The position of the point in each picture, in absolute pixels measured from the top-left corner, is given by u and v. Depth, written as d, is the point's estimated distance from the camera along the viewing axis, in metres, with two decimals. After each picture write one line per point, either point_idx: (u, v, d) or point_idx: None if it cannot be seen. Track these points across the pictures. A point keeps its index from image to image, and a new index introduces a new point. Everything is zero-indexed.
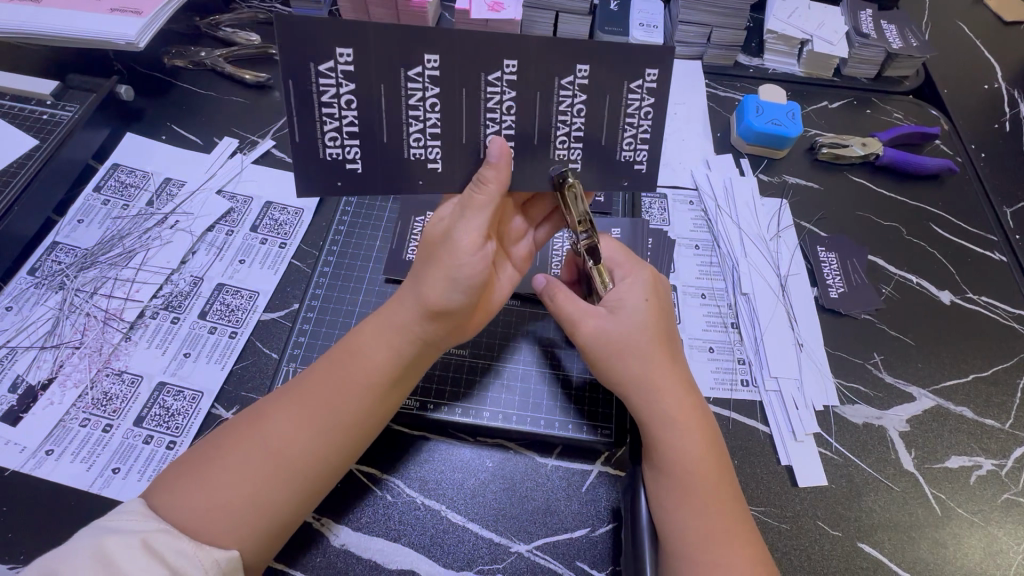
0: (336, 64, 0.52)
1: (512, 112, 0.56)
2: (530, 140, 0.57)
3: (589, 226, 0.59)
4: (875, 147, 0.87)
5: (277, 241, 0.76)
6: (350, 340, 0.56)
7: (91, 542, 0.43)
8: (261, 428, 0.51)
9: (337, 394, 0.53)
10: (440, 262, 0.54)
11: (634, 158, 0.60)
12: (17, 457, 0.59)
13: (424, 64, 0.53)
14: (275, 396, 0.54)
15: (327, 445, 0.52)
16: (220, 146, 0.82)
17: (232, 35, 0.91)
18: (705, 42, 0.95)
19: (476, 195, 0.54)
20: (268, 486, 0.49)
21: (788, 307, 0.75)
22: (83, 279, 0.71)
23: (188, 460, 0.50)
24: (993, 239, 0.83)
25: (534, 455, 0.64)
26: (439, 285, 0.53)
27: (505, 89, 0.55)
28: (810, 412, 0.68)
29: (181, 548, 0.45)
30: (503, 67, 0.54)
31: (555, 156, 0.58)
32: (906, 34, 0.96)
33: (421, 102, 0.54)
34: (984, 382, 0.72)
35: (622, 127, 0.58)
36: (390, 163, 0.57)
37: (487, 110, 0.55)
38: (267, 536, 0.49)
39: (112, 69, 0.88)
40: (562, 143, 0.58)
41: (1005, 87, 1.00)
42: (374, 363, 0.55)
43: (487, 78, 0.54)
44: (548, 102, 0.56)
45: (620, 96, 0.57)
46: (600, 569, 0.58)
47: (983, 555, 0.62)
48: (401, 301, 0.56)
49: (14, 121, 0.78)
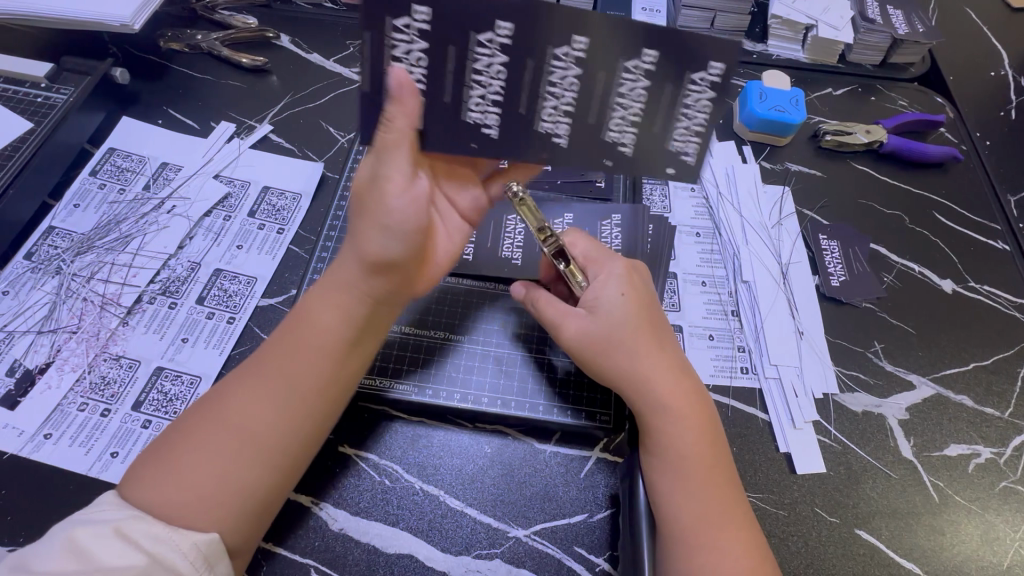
0: (412, 21, 0.49)
1: (573, 89, 0.52)
2: (587, 119, 0.54)
3: (552, 234, 0.60)
4: (879, 135, 0.86)
5: (275, 227, 0.75)
6: (301, 309, 0.55)
7: (65, 533, 0.44)
8: (223, 408, 0.51)
9: (290, 361, 0.52)
10: (370, 213, 0.52)
11: (684, 148, 0.55)
12: (16, 441, 0.59)
13: (495, 30, 0.50)
14: (234, 374, 0.53)
15: (285, 412, 0.51)
16: (218, 130, 0.81)
17: (229, 18, 0.90)
18: (708, 26, 0.94)
19: (385, 136, 0.51)
20: (236, 466, 0.49)
21: (788, 295, 0.74)
22: (80, 263, 0.70)
23: (159, 446, 0.50)
24: (996, 228, 0.83)
25: (534, 441, 0.64)
26: (374, 235, 0.51)
27: (570, 65, 0.51)
28: (810, 399, 0.68)
29: (157, 534, 0.45)
30: (572, 42, 0.50)
31: (607, 137, 0.54)
32: (912, 20, 0.95)
33: (487, 68, 0.51)
34: (984, 371, 0.72)
35: (676, 116, 0.54)
36: (449, 129, 0.53)
37: (550, 83, 0.52)
38: (246, 518, 0.49)
39: (108, 52, 0.87)
40: (615, 125, 0.54)
41: (1012, 74, 0.98)
42: (325, 327, 0.54)
43: (554, 52, 0.51)
44: (610, 85, 0.52)
45: (681, 85, 0.52)
46: (598, 555, 0.58)
47: (980, 542, 0.62)
48: (342, 261, 0.55)
49: (9, 104, 0.77)
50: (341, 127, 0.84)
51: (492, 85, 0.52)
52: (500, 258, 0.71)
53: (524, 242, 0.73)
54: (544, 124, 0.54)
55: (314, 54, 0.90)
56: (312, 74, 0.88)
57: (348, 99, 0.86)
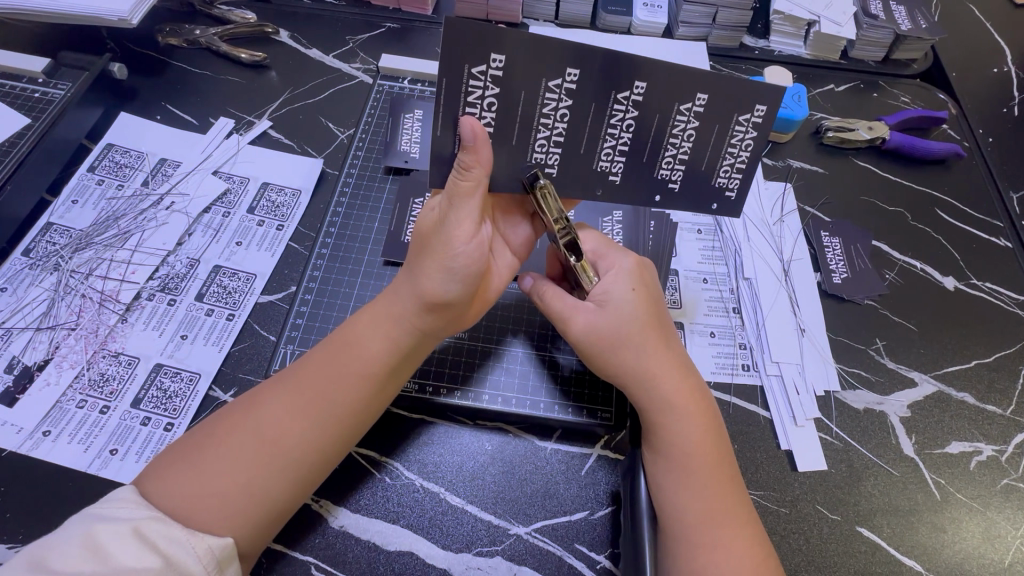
0: (488, 68, 0.49)
1: (631, 130, 0.55)
2: (641, 158, 0.57)
3: (566, 225, 0.55)
4: (881, 131, 0.85)
5: (275, 223, 0.75)
6: (347, 331, 0.56)
7: (81, 530, 0.43)
8: (255, 416, 0.51)
9: (333, 384, 0.53)
10: (433, 253, 0.52)
11: (727, 185, 0.60)
12: (14, 438, 0.59)
13: (564, 76, 0.51)
14: (270, 382, 0.54)
15: (322, 437, 0.52)
16: (217, 126, 0.81)
17: (228, 13, 0.89)
18: (709, 22, 0.93)
19: (459, 182, 0.50)
20: (262, 474, 0.49)
21: (790, 292, 0.74)
22: (79, 260, 0.70)
23: (187, 445, 0.50)
24: (998, 225, 0.82)
25: (534, 438, 0.63)
26: (434, 274, 0.52)
27: (629, 108, 0.54)
28: (811, 397, 0.67)
29: (173, 535, 0.44)
30: (633, 87, 0.53)
31: (658, 174, 0.58)
32: (915, 16, 0.94)
33: (553, 112, 0.53)
34: (986, 368, 0.72)
35: (722, 155, 0.58)
36: (513, 167, 0.55)
37: (610, 126, 0.55)
38: (260, 525, 0.49)
39: (105, 47, 0.86)
40: (666, 164, 0.58)
41: (1014, 70, 0.98)
42: (370, 355, 0.54)
43: (616, 96, 0.53)
44: (665, 125, 0.55)
45: (727, 126, 0.56)
46: (599, 552, 0.58)
47: (981, 540, 0.62)
48: (396, 292, 0.55)
49: (6, 99, 0.77)
50: (341, 123, 0.83)
51: (557, 128, 0.54)
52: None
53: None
54: (600, 163, 0.57)
55: (313, 49, 0.89)
56: (311, 70, 0.87)
57: (347, 94, 0.86)
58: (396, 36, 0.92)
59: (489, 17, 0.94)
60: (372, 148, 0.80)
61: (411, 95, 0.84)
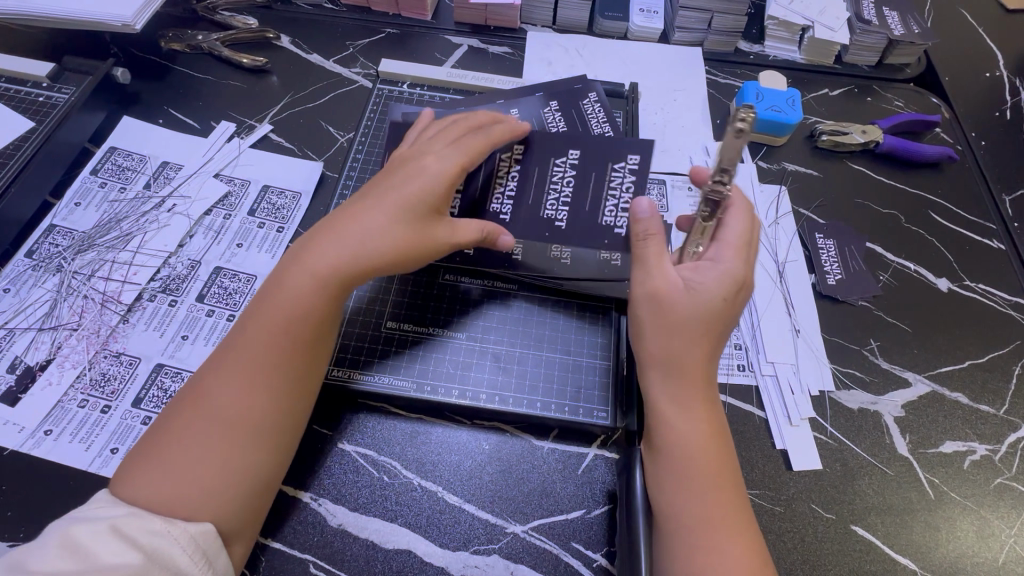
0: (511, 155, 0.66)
1: (570, 185, 0.65)
2: (582, 209, 0.65)
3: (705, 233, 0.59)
4: (874, 135, 0.86)
5: (275, 225, 0.75)
6: (274, 284, 0.56)
7: (58, 533, 0.44)
8: (204, 397, 0.51)
9: (275, 336, 0.53)
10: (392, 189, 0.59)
11: (614, 223, 0.64)
12: (16, 437, 0.60)
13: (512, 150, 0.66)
14: (209, 364, 0.54)
15: (280, 397, 0.53)
16: (218, 130, 0.82)
17: (230, 19, 0.91)
18: (705, 27, 0.94)
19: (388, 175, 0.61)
20: (231, 448, 0.50)
21: (785, 293, 0.75)
22: (82, 261, 0.71)
23: (149, 446, 0.50)
24: (991, 227, 0.83)
25: (531, 438, 0.64)
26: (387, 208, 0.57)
27: (568, 169, 0.66)
28: (806, 397, 0.68)
29: (154, 530, 0.45)
30: (567, 154, 0.65)
31: (543, 215, 0.66)
32: (908, 21, 0.95)
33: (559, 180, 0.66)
34: (979, 368, 0.72)
35: (606, 196, 0.65)
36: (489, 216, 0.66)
37: (551, 182, 0.66)
38: (249, 498, 0.50)
39: (109, 53, 0.87)
40: (550, 205, 0.66)
41: (1006, 75, 0.99)
42: (304, 295, 0.55)
43: (555, 160, 0.66)
44: (544, 174, 0.66)
45: (605, 171, 0.65)
46: (595, 551, 0.59)
47: (975, 539, 0.62)
48: (337, 232, 0.57)
49: (11, 103, 0.78)
50: (340, 127, 0.84)
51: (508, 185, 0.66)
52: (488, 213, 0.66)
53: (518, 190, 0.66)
54: (547, 211, 0.66)
55: (314, 55, 0.90)
56: (312, 74, 0.89)
57: (348, 99, 0.87)
58: (396, 41, 0.93)
59: (488, 22, 0.95)
60: (372, 152, 0.80)
61: (410, 99, 0.85)
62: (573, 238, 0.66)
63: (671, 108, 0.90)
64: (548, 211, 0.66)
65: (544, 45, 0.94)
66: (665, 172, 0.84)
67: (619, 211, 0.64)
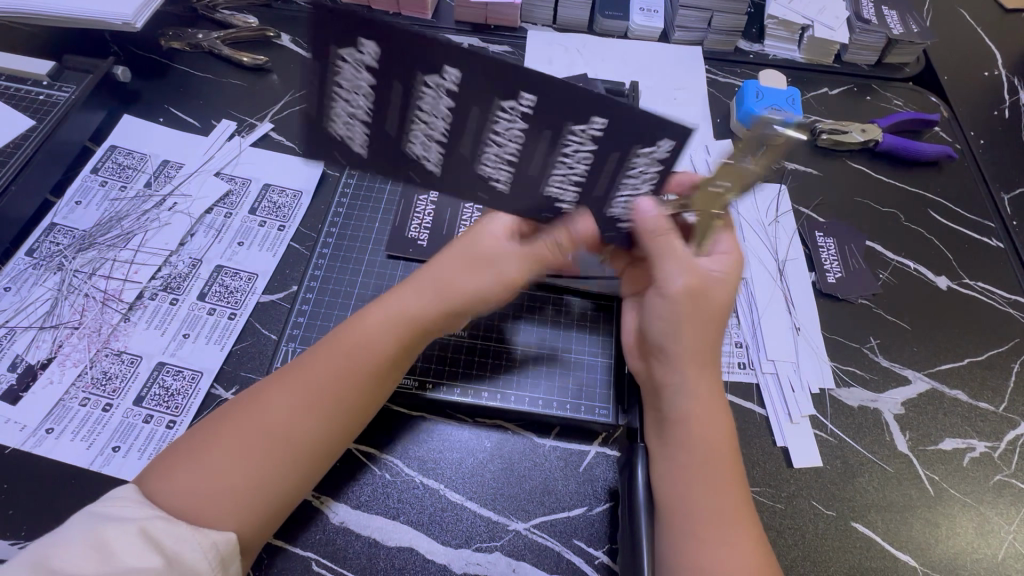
0: (441, 82, 0.48)
1: (585, 163, 0.53)
2: (527, 171, 0.54)
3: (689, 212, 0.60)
4: (874, 134, 0.87)
5: (276, 223, 0.75)
6: (354, 322, 0.57)
7: (89, 529, 0.44)
8: (260, 408, 0.51)
9: (340, 376, 0.54)
10: (466, 251, 0.59)
11: (562, 196, 0.55)
12: (18, 435, 0.60)
13: (441, 75, 0.48)
14: (273, 377, 0.54)
15: (331, 430, 0.53)
16: (219, 128, 0.82)
17: (230, 18, 0.90)
18: (705, 27, 0.95)
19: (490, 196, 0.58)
20: (270, 467, 0.50)
21: (785, 291, 0.75)
22: (82, 259, 0.71)
23: (191, 444, 0.50)
24: (990, 225, 0.84)
25: (533, 435, 0.64)
26: (463, 273, 0.58)
27: (584, 141, 0.52)
28: (806, 394, 0.68)
29: (179, 534, 0.45)
30: (520, 97, 0.49)
31: (480, 172, 0.54)
32: (907, 21, 0.96)
33: (504, 131, 0.51)
34: (978, 366, 0.73)
35: (557, 164, 0.53)
36: (393, 158, 0.53)
37: (493, 133, 0.52)
38: (265, 520, 0.50)
39: (109, 51, 0.87)
40: (557, 182, 0.54)
41: (1005, 74, 0.99)
42: (376, 345, 0.55)
43: (501, 103, 0.50)
44: (484, 120, 0.51)
45: (560, 134, 0.51)
46: (597, 548, 0.59)
47: (975, 535, 0.62)
48: (416, 283, 0.58)
49: (11, 101, 0.78)
50: None
51: (428, 121, 0.51)
52: (329, 88, 0.50)
53: (372, 112, 0.51)
54: (484, 168, 0.54)
55: None
56: None
57: None
58: None
59: (488, 21, 0.95)
60: None
61: None
62: (515, 202, 0.56)
63: (670, 107, 0.90)
64: (341, 128, 0.52)
65: (544, 43, 0.94)
66: None
67: (569, 183, 0.54)
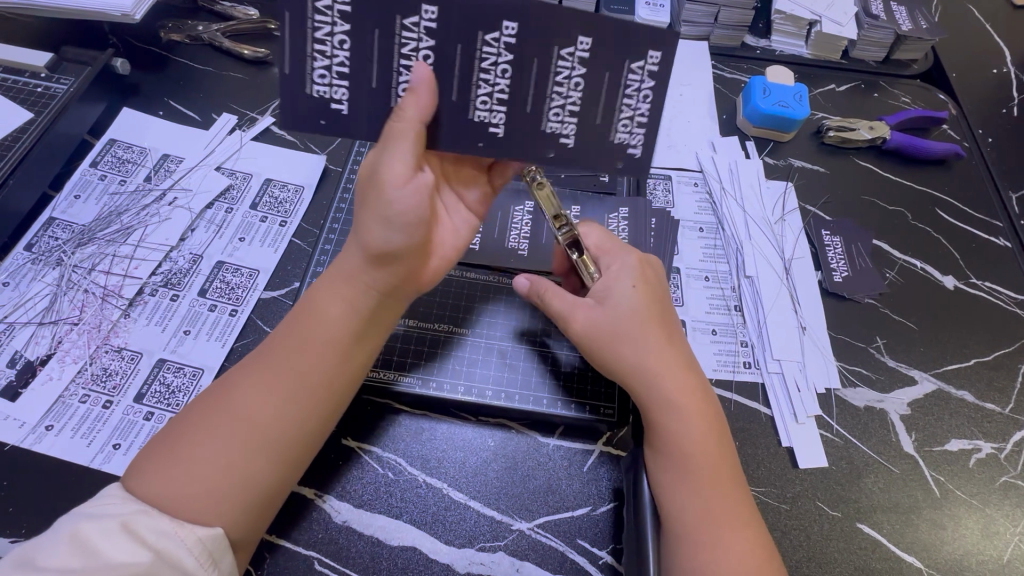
0: (419, 21, 0.50)
1: (647, 100, 0.55)
2: (594, 120, 0.56)
3: (566, 220, 0.60)
4: (882, 131, 0.86)
5: (277, 219, 0.75)
6: (306, 301, 0.55)
7: (69, 527, 0.43)
8: (229, 399, 0.51)
9: (302, 354, 0.52)
10: (371, 203, 0.51)
11: (629, 141, 0.57)
12: (17, 433, 0.59)
13: (420, 14, 0.50)
14: (241, 366, 0.53)
15: (300, 412, 0.52)
16: (219, 122, 0.81)
17: (231, 9, 0.89)
18: (712, 22, 0.93)
19: (395, 125, 0.50)
20: (245, 457, 0.49)
21: (791, 290, 0.74)
22: (81, 255, 0.70)
23: (168, 438, 0.49)
24: (997, 224, 0.83)
25: (536, 434, 0.64)
26: (376, 226, 0.51)
27: (644, 78, 0.54)
28: (812, 394, 0.68)
29: (162, 529, 0.45)
30: (502, 27, 0.51)
31: (614, 138, 0.57)
32: (915, 16, 0.94)
33: (494, 67, 0.52)
34: (985, 366, 0.72)
35: (619, 108, 0.55)
36: (376, 112, 0.53)
37: (556, 83, 0.53)
38: (249, 513, 0.49)
39: (108, 43, 0.86)
40: (624, 126, 0.56)
41: (1014, 71, 0.98)
42: (333, 321, 0.53)
43: (484, 37, 0.51)
44: (472, 58, 0.52)
45: (620, 75, 0.54)
46: (600, 548, 0.58)
47: (981, 537, 0.62)
48: (347, 252, 0.54)
49: (9, 94, 0.76)
50: None
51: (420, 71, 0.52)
52: (306, 52, 0.51)
53: (352, 65, 0.52)
54: (550, 124, 0.55)
55: None
56: None
57: None
58: None
59: None
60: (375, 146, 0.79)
61: None
62: (586, 156, 0.57)
63: (676, 103, 0.89)
64: (321, 87, 0.52)
65: None
66: (670, 168, 0.83)
67: (635, 124, 0.56)
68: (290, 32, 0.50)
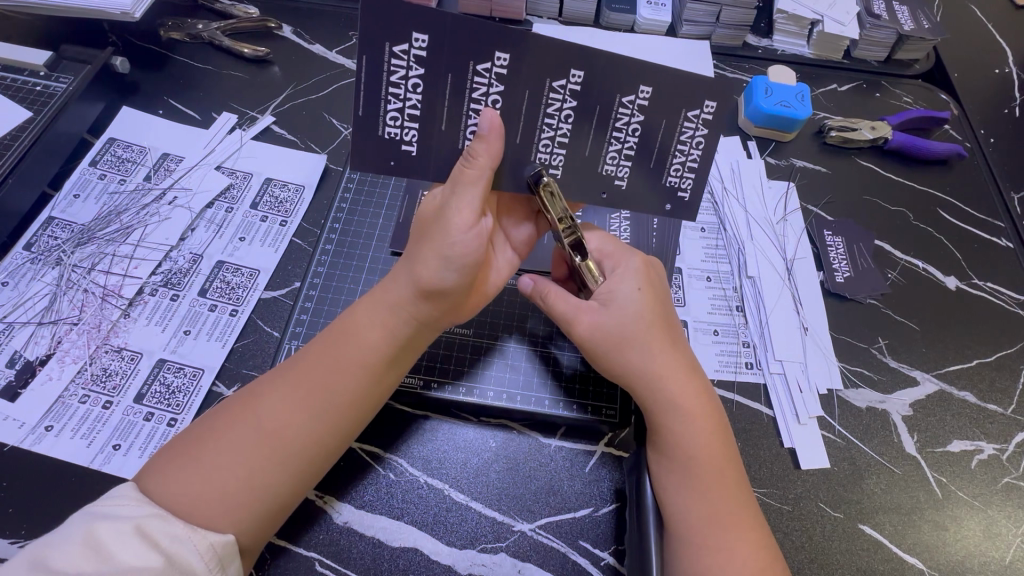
0: (492, 66, 0.51)
1: (700, 147, 0.56)
2: (647, 163, 0.57)
3: (571, 224, 0.56)
4: (884, 131, 0.86)
5: (278, 219, 0.74)
6: (345, 320, 0.55)
7: (81, 528, 0.43)
8: (254, 410, 0.50)
9: (333, 373, 0.52)
10: (431, 240, 0.52)
11: (679, 184, 0.58)
12: (16, 433, 0.59)
13: (493, 60, 0.51)
14: (269, 376, 0.53)
15: (321, 429, 0.51)
16: (219, 121, 0.80)
17: (230, 7, 0.88)
18: (714, 21, 0.93)
19: (465, 169, 0.51)
20: (263, 469, 0.49)
21: (793, 291, 0.74)
22: (81, 254, 0.69)
23: (187, 443, 0.49)
24: (999, 225, 0.83)
25: (538, 435, 0.64)
26: (432, 263, 0.52)
27: (698, 126, 0.56)
28: (814, 395, 0.68)
29: (175, 533, 0.44)
30: (570, 75, 0.52)
31: (665, 182, 0.58)
32: (918, 16, 0.94)
33: (558, 112, 0.54)
34: (987, 367, 0.72)
35: (672, 153, 0.57)
36: (444, 155, 0.55)
37: (615, 129, 0.55)
38: (260, 520, 0.49)
39: (106, 41, 0.86)
40: (675, 171, 0.58)
41: (1016, 72, 0.98)
42: (369, 345, 0.54)
43: (552, 84, 0.52)
44: (538, 103, 0.53)
45: (676, 122, 0.55)
46: (602, 548, 0.58)
47: (982, 538, 0.62)
48: (394, 279, 0.55)
49: (8, 92, 0.76)
50: (344, 120, 0.83)
51: None
52: (380, 94, 0.52)
53: (424, 107, 0.53)
54: (606, 167, 0.57)
55: (315, 45, 0.89)
56: (314, 64, 0.87)
57: (350, 90, 0.86)
58: None
59: (493, 13, 0.93)
60: None
61: None
62: (638, 199, 0.59)
63: None
64: (392, 129, 0.53)
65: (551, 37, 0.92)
66: None
67: (686, 169, 0.58)
68: (365, 74, 0.51)
